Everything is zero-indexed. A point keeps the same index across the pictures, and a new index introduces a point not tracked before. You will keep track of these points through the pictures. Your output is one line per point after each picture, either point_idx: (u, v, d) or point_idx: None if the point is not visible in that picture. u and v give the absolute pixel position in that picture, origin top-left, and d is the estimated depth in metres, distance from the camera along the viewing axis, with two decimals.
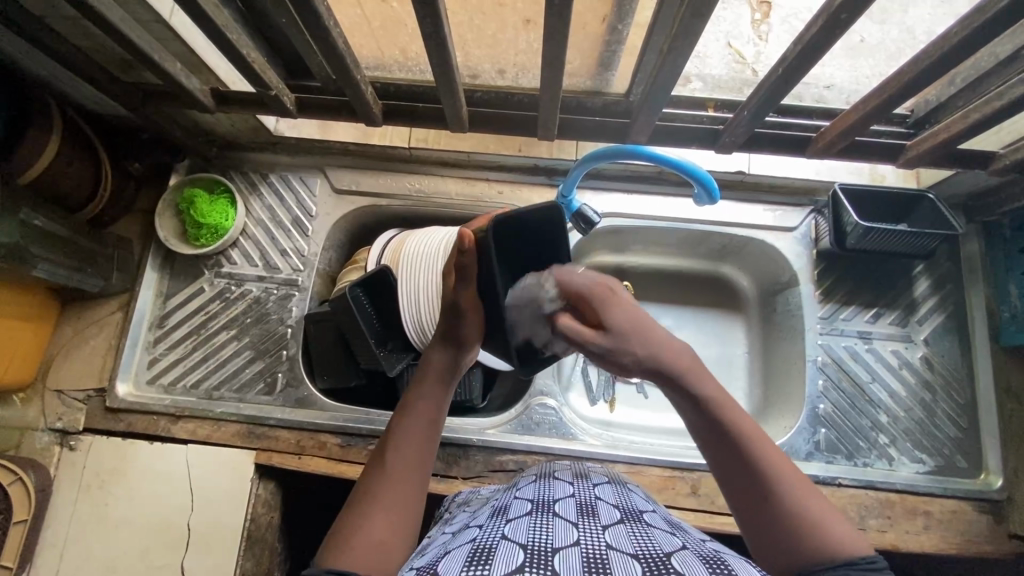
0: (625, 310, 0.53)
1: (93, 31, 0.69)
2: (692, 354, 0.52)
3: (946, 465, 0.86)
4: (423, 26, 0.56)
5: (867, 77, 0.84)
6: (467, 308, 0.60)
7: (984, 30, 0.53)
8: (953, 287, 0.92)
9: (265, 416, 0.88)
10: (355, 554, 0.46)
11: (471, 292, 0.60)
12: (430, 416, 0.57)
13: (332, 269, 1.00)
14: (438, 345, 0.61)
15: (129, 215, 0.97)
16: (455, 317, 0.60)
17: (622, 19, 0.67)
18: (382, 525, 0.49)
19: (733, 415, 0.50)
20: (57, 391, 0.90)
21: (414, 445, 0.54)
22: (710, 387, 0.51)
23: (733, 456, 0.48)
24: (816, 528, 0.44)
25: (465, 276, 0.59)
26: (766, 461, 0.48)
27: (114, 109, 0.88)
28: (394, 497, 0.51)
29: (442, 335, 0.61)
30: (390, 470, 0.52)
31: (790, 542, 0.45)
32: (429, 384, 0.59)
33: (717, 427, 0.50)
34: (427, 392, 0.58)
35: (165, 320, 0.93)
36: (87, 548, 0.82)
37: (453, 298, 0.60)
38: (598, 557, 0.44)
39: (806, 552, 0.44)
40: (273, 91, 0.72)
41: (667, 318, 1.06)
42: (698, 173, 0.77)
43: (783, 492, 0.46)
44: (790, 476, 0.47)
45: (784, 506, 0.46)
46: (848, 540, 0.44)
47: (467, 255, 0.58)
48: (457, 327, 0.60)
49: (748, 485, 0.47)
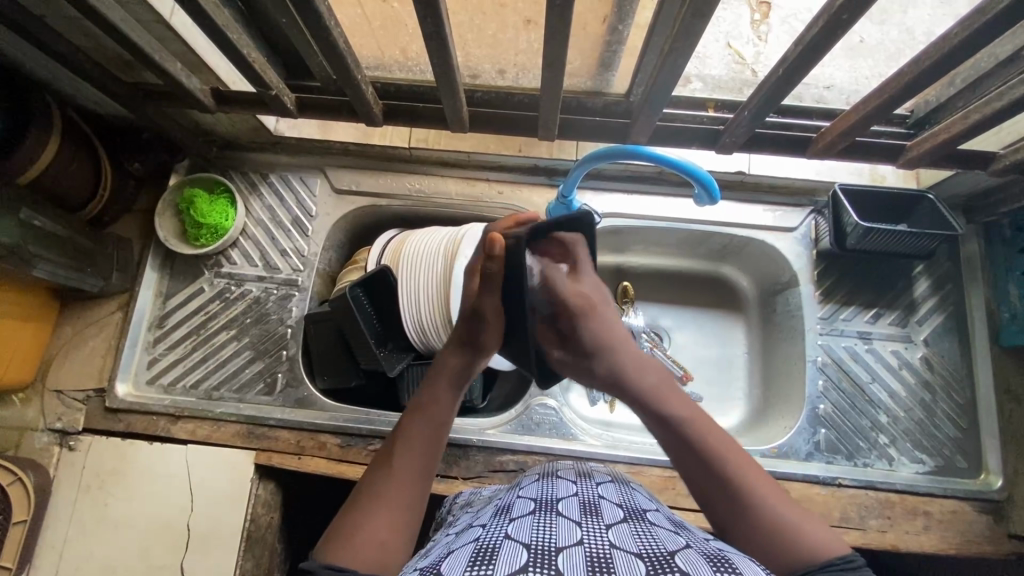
0: (597, 327, 0.61)
1: (93, 30, 0.69)
2: (657, 373, 0.59)
3: (945, 465, 0.86)
4: (424, 26, 0.56)
5: (866, 78, 0.85)
6: (489, 316, 0.59)
7: (985, 30, 0.53)
8: (952, 287, 0.92)
9: (264, 416, 0.88)
10: (357, 552, 0.46)
11: (496, 299, 0.59)
12: (440, 420, 0.57)
13: (332, 269, 1.00)
14: (454, 349, 0.61)
15: (129, 215, 0.97)
16: (474, 319, 0.60)
17: (622, 19, 0.67)
18: (384, 526, 0.49)
19: (698, 427, 0.53)
20: (56, 391, 0.90)
21: (422, 448, 0.55)
22: (675, 402, 0.55)
23: (703, 467, 0.51)
24: (789, 530, 0.46)
25: (490, 283, 0.58)
26: (734, 468, 0.50)
27: (114, 109, 0.88)
28: (397, 499, 0.51)
29: (458, 338, 0.61)
30: (396, 471, 0.52)
31: (765, 545, 0.46)
32: (442, 388, 0.59)
33: (685, 440, 0.53)
34: (440, 396, 0.58)
35: (165, 320, 0.93)
36: (86, 548, 0.82)
37: (477, 304, 0.59)
38: (601, 556, 0.43)
39: (782, 554, 0.45)
40: (273, 90, 0.72)
41: (667, 318, 1.06)
42: (698, 173, 0.77)
43: (754, 497, 0.48)
44: (760, 484, 0.49)
45: (757, 511, 0.48)
46: (822, 542, 0.45)
47: (495, 261, 0.57)
48: (477, 333, 0.60)
49: (721, 494, 0.49)
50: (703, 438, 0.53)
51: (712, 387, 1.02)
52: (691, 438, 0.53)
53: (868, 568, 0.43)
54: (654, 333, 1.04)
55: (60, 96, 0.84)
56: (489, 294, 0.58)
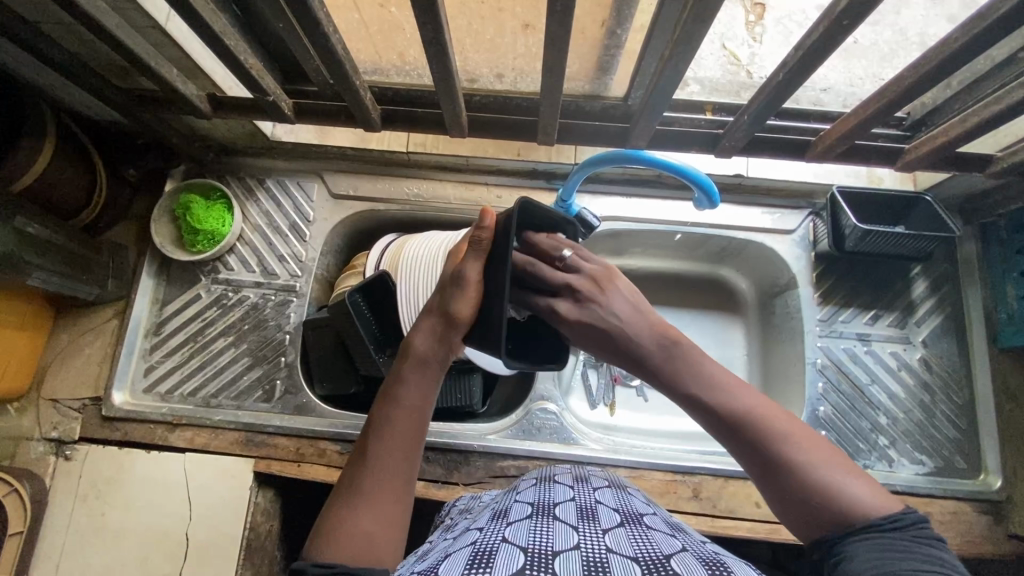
0: (621, 302, 0.55)
1: (87, 36, 0.68)
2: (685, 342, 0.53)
3: (945, 466, 0.87)
4: (423, 32, 0.55)
5: (861, 79, 0.85)
6: (470, 281, 0.56)
7: (986, 36, 0.53)
8: (950, 288, 0.92)
9: (263, 424, 0.87)
10: (343, 548, 0.47)
11: (480, 267, 0.56)
12: (412, 405, 0.55)
13: (330, 275, 0.99)
14: (425, 331, 0.57)
15: (125, 221, 0.96)
16: (454, 286, 0.56)
17: (620, 23, 0.67)
18: (370, 519, 0.49)
19: (729, 401, 0.49)
20: (52, 400, 0.89)
21: (398, 437, 0.53)
22: (704, 377, 0.51)
23: (735, 435, 0.48)
24: (828, 487, 0.44)
25: (478, 250, 0.56)
26: (768, 432, 0.47)
27: (107, 115, 0.87)
28: (380, 489, 0.51)
29: (433, 314, 0.57)
30: (371, 460, 0.52)
31: (807, 506, 0.44)
32: (410, 369, 0.56)
33: (717, 413, 0.49)
34: (410, 379, 0.56)
35: (161, 327, 0.92)
36: (84, 558, 0.81)
37: (461, 268, 0.57)
38: (598, 561, 0.43)
39: (824, 514, 0.44)
40: (271, 97, 0.71)
41: (667, 321, 1.06)
42: (701, 179, 0.77)
43: (791, 455, 0.46)
44: (802, 446, 0.46)
45: (794, 473, 0.45)
46: (870, 501, 0.43)
47: (485, 230, 0.56)
48: (449, 303, 0.56)
49: (756, 457, 0.47)
50: (743, 404, 0.49)
51: None
52: (724, 412, 0.49)
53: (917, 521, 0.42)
54: None
55: (53, 102, 0.83)
56: (474, 261, 0.56)
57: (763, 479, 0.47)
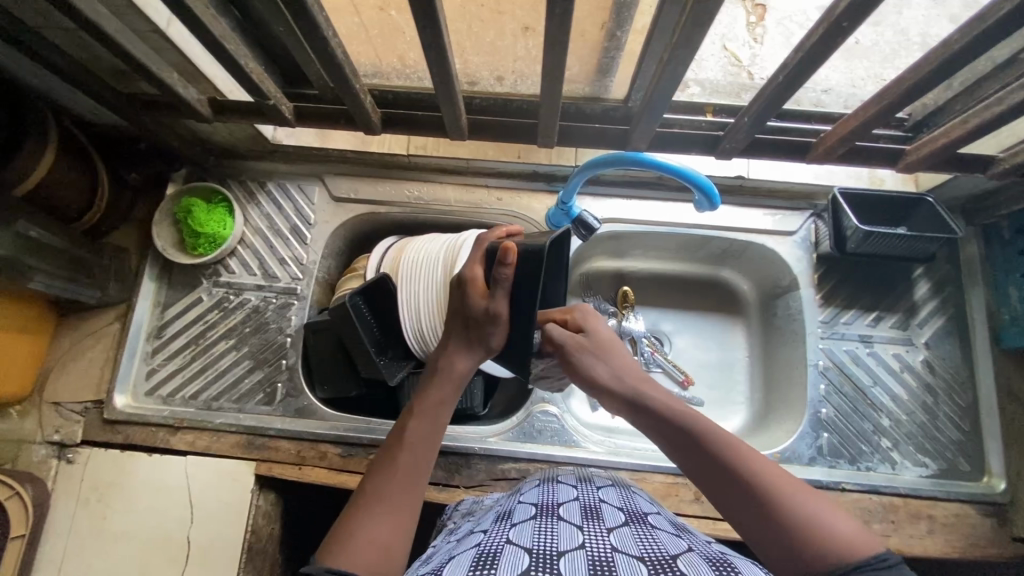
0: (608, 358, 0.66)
1: (88, 41, 0.68)
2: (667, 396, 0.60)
3: (948, 468, 0.86)
4: (422, 36, 0.56)
5: (863, 79, 0.85)
6: (502, 317, 0.61)
7: (987, 36, 0.52)
8: (952, 289, 0.92)
9: (265, 427, 0.88)
10: (356, 554, 0.47)
11: (506, 300, 0.61)
12: (438, 420, 0.59)
13: (331, 278, 0.99)
14: (462, 354, 0.64)
15: (127, 224, 0.96)
16: (489, 321, 0.62)
17: (620, 25, 0.67)
18: (385, 530, 0.49)
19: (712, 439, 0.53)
20: (54, 403, 0.89)
21: (422, 450, 0.56)
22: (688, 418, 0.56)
23: (717, 469, 0.51)
24: (811, 523, 0.45)
25: (504, 285, 0.60)
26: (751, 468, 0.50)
27: (110, 119, 0.88)
28: (397, 501, 0.52)
29: (467, 341, 0.64)
30: (394, 469, 0.54)
31: (790, 543, 0.45)
32: (443, 387, 0.62)
33: (700, 448, 0.53)
34: (440, 396, 0.61)
35: (163, 330, 0.93)
36: (85, 561, 0.81)
37: (492, 305, 0.61)
38: (604, 560, 0.43)
39: (811, 553, 0.44)
40: (271, 100, 0.72)
41: (668, 323, 1.06)
42: (700, 181, 0.77)
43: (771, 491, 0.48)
44: (784, 484, 0.48)
45: (779, 508, 0.46)
46: (855, 541, 0.43)
47: (508, 267, 0.59)
48: (488, 338, 0.63)
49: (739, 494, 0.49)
50: (725, 444, 0.53)
51: (714, 392, 1.01)
52: (708, 448, 0.53)
53: (904, 564, 0.41)
54: (654, 338, 1.04)
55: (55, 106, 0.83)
56: (502, 296, 0.60)
57: (747, 517, 0.48)
